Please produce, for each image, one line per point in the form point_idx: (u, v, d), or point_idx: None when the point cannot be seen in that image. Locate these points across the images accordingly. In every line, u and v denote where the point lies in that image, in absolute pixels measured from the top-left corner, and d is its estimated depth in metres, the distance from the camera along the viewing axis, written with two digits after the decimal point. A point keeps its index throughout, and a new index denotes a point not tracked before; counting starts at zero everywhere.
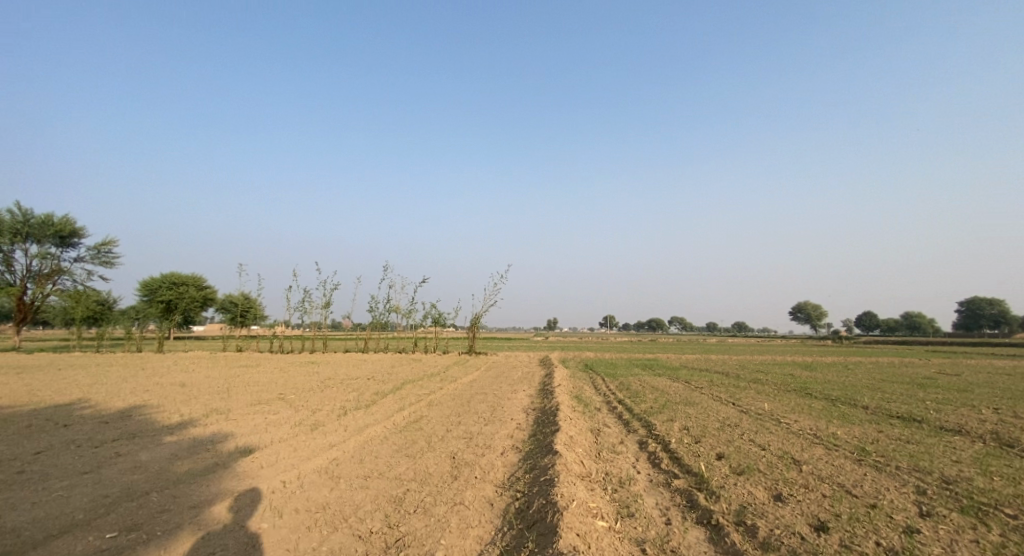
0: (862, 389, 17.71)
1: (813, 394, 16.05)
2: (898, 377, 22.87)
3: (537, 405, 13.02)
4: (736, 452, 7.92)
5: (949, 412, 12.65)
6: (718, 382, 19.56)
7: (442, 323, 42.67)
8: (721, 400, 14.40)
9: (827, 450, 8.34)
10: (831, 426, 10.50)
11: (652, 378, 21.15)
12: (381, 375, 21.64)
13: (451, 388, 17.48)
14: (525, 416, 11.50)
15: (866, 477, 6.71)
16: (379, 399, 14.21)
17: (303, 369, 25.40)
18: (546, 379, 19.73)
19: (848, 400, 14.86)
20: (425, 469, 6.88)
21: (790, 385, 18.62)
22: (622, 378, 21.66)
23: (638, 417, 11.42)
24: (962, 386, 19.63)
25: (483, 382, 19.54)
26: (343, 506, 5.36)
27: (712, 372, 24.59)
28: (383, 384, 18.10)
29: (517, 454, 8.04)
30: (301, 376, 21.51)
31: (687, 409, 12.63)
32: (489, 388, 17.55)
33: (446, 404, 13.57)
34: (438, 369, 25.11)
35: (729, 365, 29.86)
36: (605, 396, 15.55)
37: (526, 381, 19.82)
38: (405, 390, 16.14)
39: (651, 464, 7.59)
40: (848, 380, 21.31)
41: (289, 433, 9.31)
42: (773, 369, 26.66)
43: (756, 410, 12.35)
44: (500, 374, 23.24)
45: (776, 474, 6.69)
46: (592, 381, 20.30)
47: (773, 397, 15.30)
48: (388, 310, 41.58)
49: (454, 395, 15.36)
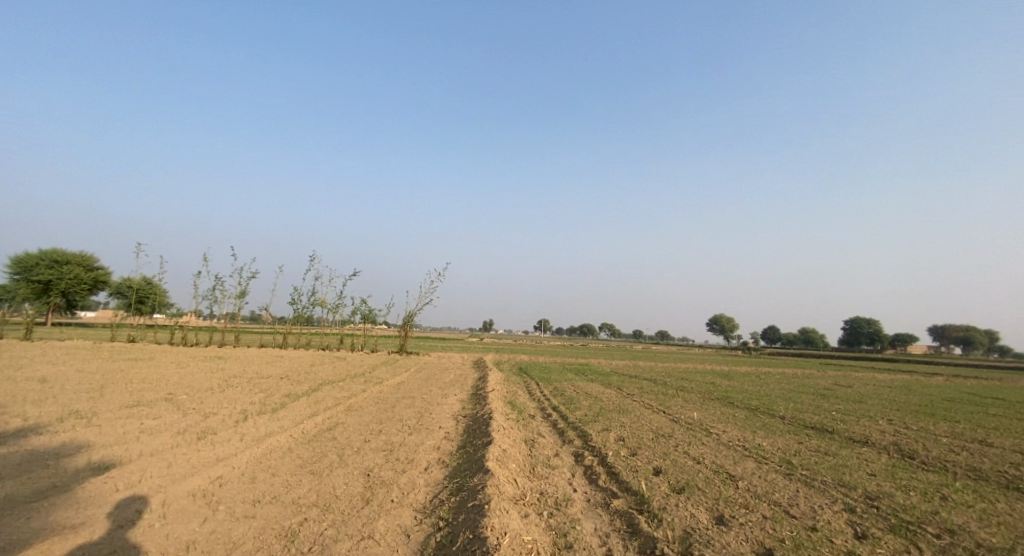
0: (777, 399, 18.70)
1: (735, 403, 16.64)
2: (804, 388, 24.61)
3: (467, 412, 12.23)
4: (673, 467, 7.61)
5: (854, 423, 13.47)
6: (648, 389, 19.82)
7: (371, 320, 40.49)
8: (651, 408, 14.42)
9: (758, 463, 8.26)
10: (756, 437, 10.66)
11: (585, 384, 21.03)
12: (296, 374, 19.80)
13: (376, 390, 16.25)
14: (453, 424, 10.69)
15: (799, 494, 6.57)
16: (290, 403, 12.75)
17: (207, 365, 22.74)
18: (478, 383, 18.99)
19: (767, 409, 15.50)
20: (331, 491, 5.90)
21: (714, 394, 19.23)
22: (555, 382, 21.41)
23: (572, 426, 10.99)
24: (860, 397, 21.35)
25: (411, 385, 18.38)
26: (217, 544, 4.29)
27: (642, 379, 25.04)
28: (298, 384, 16.47)
29: (444, 470, 7.22)
30: (203, 373, 19.17)
31: (620, 417, 12.43)
32: (417, 391, 16.49)
33: (366, 409, 12.43)
34: (363, 369, 23.46)
35: (656, 372, 30.81)
36: (538, 402, 15.07)
37: (457, 384, 18.94)
38: (322, 393, 14.70)
39: (589, 481, 7.08)
40: (763, 389, 22.54)
41: (168, 444, 7.86)
42: (696, 377, 27.79)
43: (686, 420, 12.41)
44: (430, 376, 22.15)
45: (715, 492, 6.39)
46: (525, 386, 19.85)
47: (700, 405, 15.62)
48: (312, 303, 38.75)
49: (378, 399, 14.20)
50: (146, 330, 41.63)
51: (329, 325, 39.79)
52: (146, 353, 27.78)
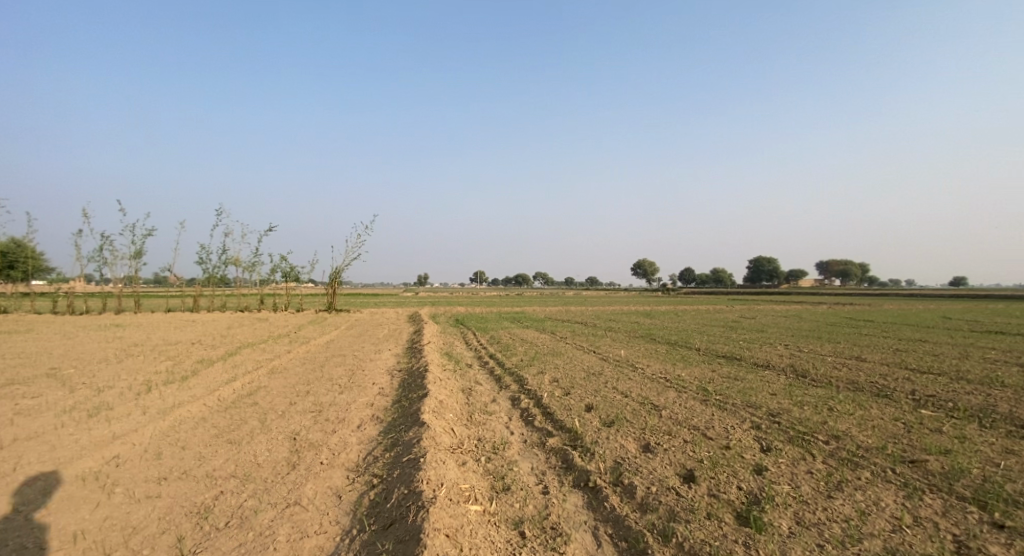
0: (694, 333, 20.32)
1: (658, 340, 17.83)
2: (717, 322, 26.94)
3: (401, 365, 12.05)
4: (604, 403, 7.98)
5: (758, 350, 14.98)
6: (579, 332, 20.68)
7: (294, 278, 38.15)
8: (582, 349, 15.08)
9: (679, 392, 8.88)
10: (676, 369, 11.50)
11: (520, 330, 21.53)
12: (211, 338, 18.36)
13: (302, 350, 15.51)
14: (387, 379, 10.48)
15: (714, 416, 7.13)
16: (204, 369, 11.83)
17: (102, 334, 20.37)
18: (413, 336, 18.74)
19: (685, 343, 16.79)
20: (252, 460, 5.57)
21: (639, 332, 20.48)
22: (490, 331, 21.69)
23: (508, 372, 11.20)
24: (763, 327, 23.76)
25: (341, 342, 17.77)
26: (113, 533, 3.90)
27: (574, 322, 26.06)
28: (214, 349, 15.31)
29: (378, 425, 7.06)
30: (98, 343, 17.22)
31: (554, 360, 12.86)
32: (347, 348, 15.96)
33: (292, 370, 11.84)
34: (289, 329, 22.25)
35: (586, 315, 32.19)
36: (474, 351, 15.19)
37: (391, 338, 18.58)
38: (242, 356, 13.79)
39: (525, 422, 7.25)
40: (682, 325, 24.37)
41: (52, 427, 7.00)
42: (623, 318, 29.43)
43: (615, 358, 13.11)
44: (362, 332, 21.53)
45: (642, 422, 6.78)
46: (462, 336, 19.92)
47: (627, 343, 16.57)
48: (225, 263, 35.61)
49: (304, 359, 13.58)
50: (23, 300, 36.45)
51: (246, 285, 36.99)
52: (25, 325, 24.40)
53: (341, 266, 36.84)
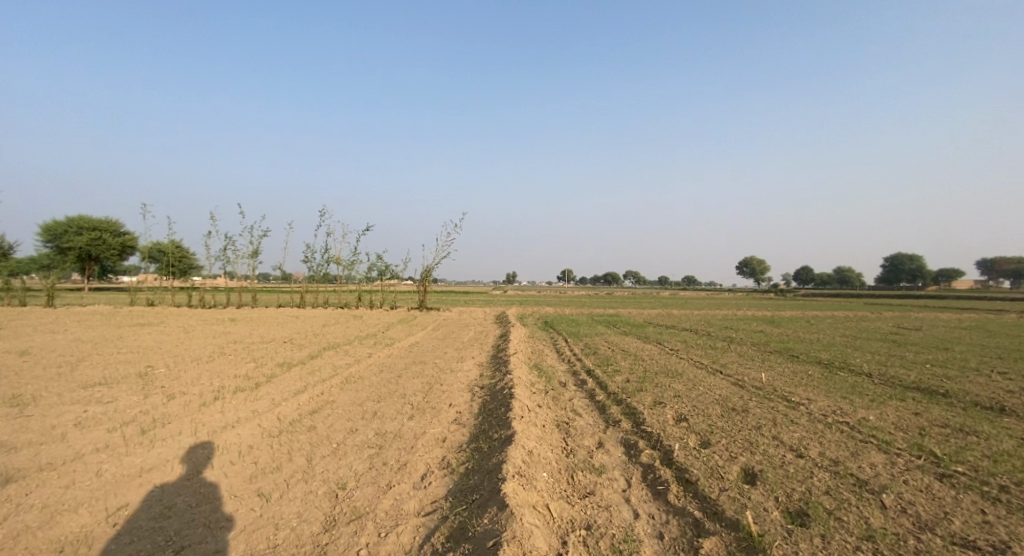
0: (846, 349, 16.10)
1: (801, 357, 14.15)
2: (868, 333, 21.78)
3: (484, 382, 10.25)
4: (772, 471, 5.36)
5: (961, 380, 10.90)
6: (692, 343, 17.46)
7: (389, 277, 38.87)
8: (703, 368, 12.18)
9: (885, 454, 5.92)
10: (853, 407, 8.30)
11: (621, 338, 18.87)
12: (303, 337, 18.31)
13: (384, 353, 14.48)
14: (466, 400, 8.72)
15: (992, 520, 4.18)
16: (280, 374, 11.04)
17: (212, 329, 21.43)
18: (499, 342, 16.98)
19: (842, 364, 13.01)
20: (270, 538, 4.00)
21: (769, 346, 16.79)
22: (585, 337, 19.32)
23: (615, 398, 8.86)
24: (939, 342, 18.52)
25: (425, 346, 16.61)
26: None
27: (681, 329, 22.67)
28: (300, 349, 14.87)
29: (448, 480, 5.21)
30: (203, 338, 17.88)
31: (671, 382, 10.20)
32: (430, 353, 14.64)
33: (366, 380, 10.59)
34: (377, 328, 21.87)
35: (694, 320, 28.28)
36: (569, 365, 12.97)
37: (477, 344, 17.05)
38: (323, 359, 13.00)
39: (654, 496, 4.93)
40: (822, 337, 19.86)
41: (93, 447, 6.11)
42: (740, 325, 25.23)
43: (754, 385, 10.10)
44: (448, 334, 20.37)
45: (861, 522, 4.10)
46: (554, 343, 17.77)
47: (761, 361, 13.23)
48: (326, 261, 37.25)
49: (384, 366, 12.43)
50: (167, 293, 41.45)
51: (345, 283, 38.43)
52: (160, 317, 27.00)
53: (432, 265, 36.69)
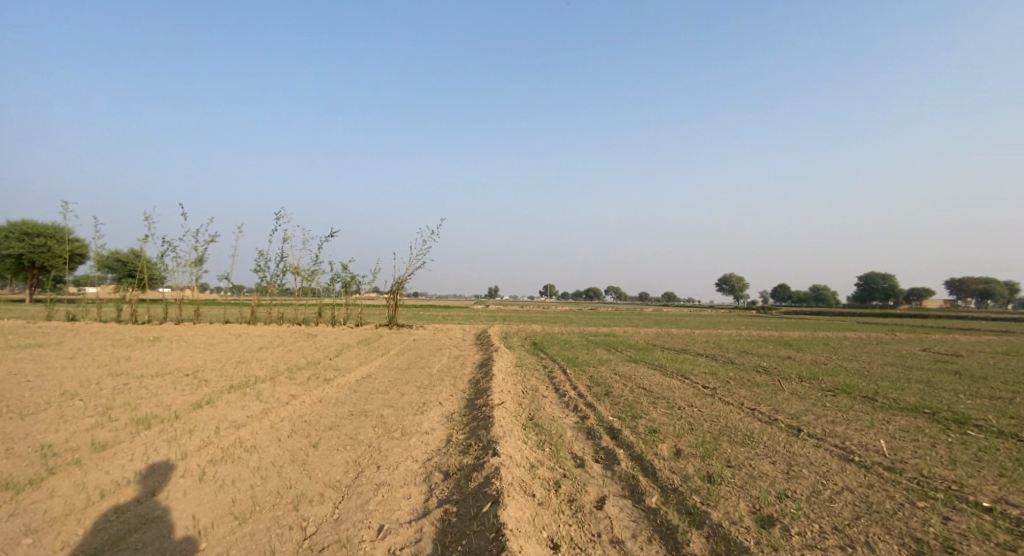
0: (922, 387, 12.56)
1: (886, 402, 10.49)
2: (915, 361, 18.39)
3: (448, 464, 6.22)
4: None
5: None
6: (724, 377, 13.68)
7: (355, 290, 34.35)
8: (775, 425, 8.37)
9: None
10: None
11: (634, 369, 14.95)
12: (220, 366, 13.92)
13: (314, 395, 10.25)
14: (409, 520, 4.71)
15: None
16: (117, 444, 6.78)
17: (110, 354, 16.73)
18: (477, 376, 12.91)
19: (953, 414, 9.34)
20: None
21: (823, 381, 13.14)
22: (586, 367, 15.41)
23: (682, 506, 4.98)
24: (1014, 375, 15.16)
25: (378, 380, 12.41)
26: None
27: (698, 356, 18.88)
28: (196, 389, 10.54)
29: None
30: (78, 369, 13.30)
31: (752, 461, 6.38)
32: (380, 394, 10.45)
33: (254, 457, 6.42)
34: (326, 352, 17.54)
35: (703, 343, 24.61)
36: (579, 417, 9.07)
37: (448, 377, 12.95)
38: (212, 409, 8.73)
39: None
40: (872, 367, 16.36)
41: None
42: (760, 350, 21.64)
43: (885, 465, 6.32)
44: (414, 360, 16.21)
45: None
46: (548, 377, 13.80)
47: (842, 411, 9.50)
48: (282, 271, 32.57)
49: (301, 421, 8.24)
50: (96, 305, 35.99)
51: (304, 296, 33.81)
52: (64, 338, 22.05)
53: (404, 276, 32.39)
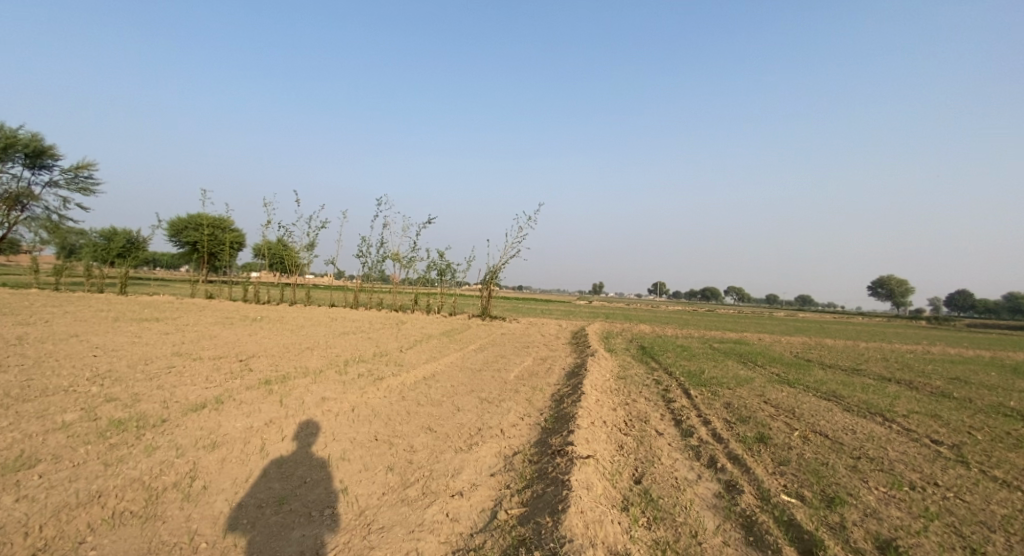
0: None
1: None
2: None
3: None
4: None
5: None
6: (954, 425, 8.68)
7: (451, 279, 33.09)
8: None
9: None
10: None
11: (793, 396, 10.40)
12: (281, 351, 12.52)
13: (348, 401, 7.91)
14: None
15: None
16: (40, 462, 4.82)
17: (201, 331, 16.61)
18: (565, 390, 9.69)
19: None
20: None
21: None
22: (716, 386, 11.30)
23: None
24: None
25: (438, 385, 9.82)
26: None
27: (882, 382, 13.42)
28: (227, 380, 8.84)
29: None
30: (152, 346, 12.78)
31: None
32: (428, 408, 7.76)
33: (176, 521, 3.94)
34: (401, 343, 15.67)
35: (879, 361, 18.43)
36: (721, 488, 5.39)
37: (526, 389, 9.91)
38: (212, 413, 6.71)
39: None
40: None
41: None
42: (980, 379, 15.19)
43: None
44: (493, 360, 13.48)
45: None
46: (663, 397, 10.07)
47: None
48: (381, 258, 32.42)
49: (301, 447, 5.80)
50: (230, 286, 39.43)
51: (403, 283, 33.42)
52: (184, 313, 23.41)
53: (500, 265, 30.17)
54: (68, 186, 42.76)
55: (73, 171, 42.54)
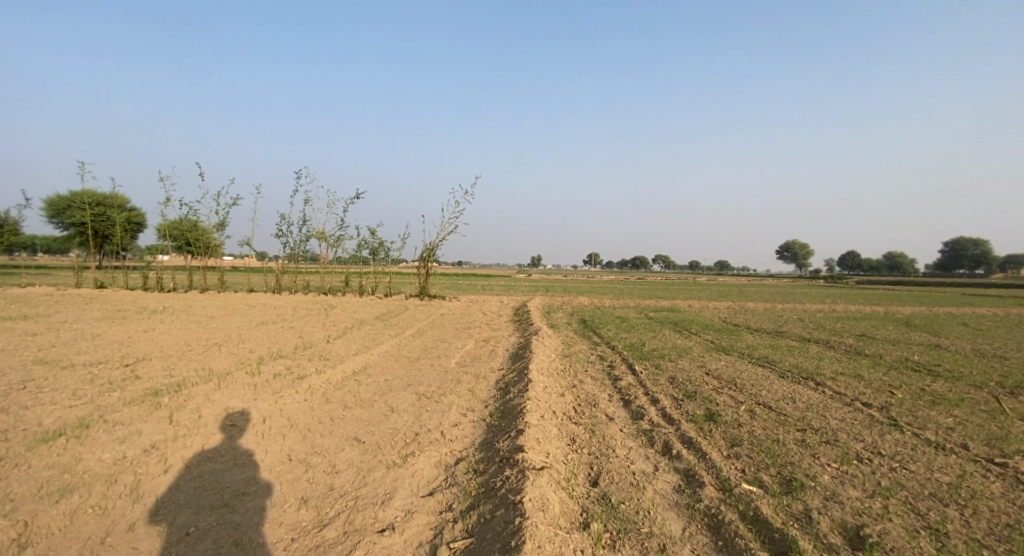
0: None
1: None
2: None
3: None
4: None
5: None
6: (877, 384, 9.12)
7: (384, 257, 31.33)
8: None
9: None
10: None
11: (732, 365, 10.55)
12: (180, 351, 10.81)
13: (258, 411, 6.75)
14: None
15: None
16: None
17: (82, 330, 14.17)
18: (509, 376, 9.09)
19: None
20: None
21: None
22: (659, 359, 11.25)
23: None
24: None
25: (369, 380, 8.85)
26: None
27: (805, 343, 14.18)
28: (103, 394, 7.28)
29: None
30: (10, 353, 10.54)
31: None
32: (356, 412, 6.82)
33: None
34: (328, 331, 14.34)
35: (798, 322, 19.69)
36: (682, 481, 5.02)
37: (467, 377, 9.20)
38: (70, 444, 5.34)
39: None
40: None
41: None
42: (884, 334, 16.59)
43: None
44: (431, 345, 12.61)
45: None
46: (609, 375, 9.79)
47: None
48: (305, 237, 29.91)
49: (190, 482, 4.70)
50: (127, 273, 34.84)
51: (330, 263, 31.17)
52: (66, 308, 20.12)
53: (435, 241, 28.88)
54: None
55: None
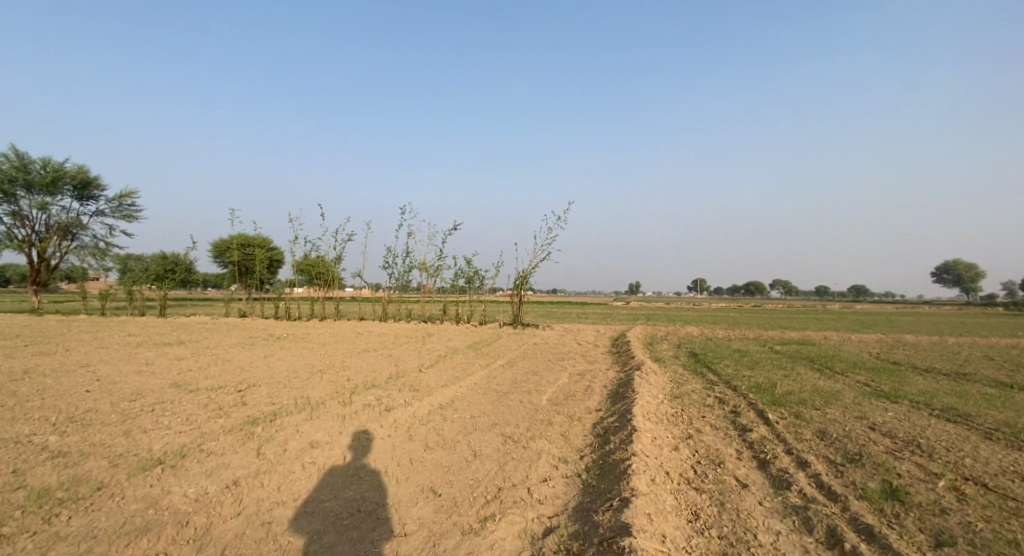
0: None
1: None
2: None
3: None
4: None
5: None
6: None
7: (480, 286, 31.71)
8: None
9: None
10: None
11: (904, 418, 8.17)
12: (287, 378, 11.23)
13: (340, 448, 6.38)
14: None
15: None
16: None
17: (215, 355, 15.70)
18: (609, 420, 7.87)
19: None
20: None
21: None
22: (796, 405, 9.18)
23: None
24: None
25: (456, 416, 8.22)
26: None
27: (1003, 389, 10.87)
28: (208, 421, 7.49)
29: None
30: (153, 376, 11.75)
31: None
32: (437, 455, 6.15)
33: None
34: (422, 360, 14.26)
35: (981, 361, 15.58)
36: None
37: (560, 418, 8.16)
38: (162, 474, 5.31)
39: None
40: None
41: None
42: None
43: None
44: (523, 378, 11.79)
45: None
46: (733, 424, 8.08)
47: None
48: (408, 268, 31.41)
49: (255, 530, 4.27)
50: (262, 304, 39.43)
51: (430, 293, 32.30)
52: (210, 335, 22.87)
53: (530, 269, 28.52)
54: (111, 214, 44.19)
55: (115, 199, 43.87)
